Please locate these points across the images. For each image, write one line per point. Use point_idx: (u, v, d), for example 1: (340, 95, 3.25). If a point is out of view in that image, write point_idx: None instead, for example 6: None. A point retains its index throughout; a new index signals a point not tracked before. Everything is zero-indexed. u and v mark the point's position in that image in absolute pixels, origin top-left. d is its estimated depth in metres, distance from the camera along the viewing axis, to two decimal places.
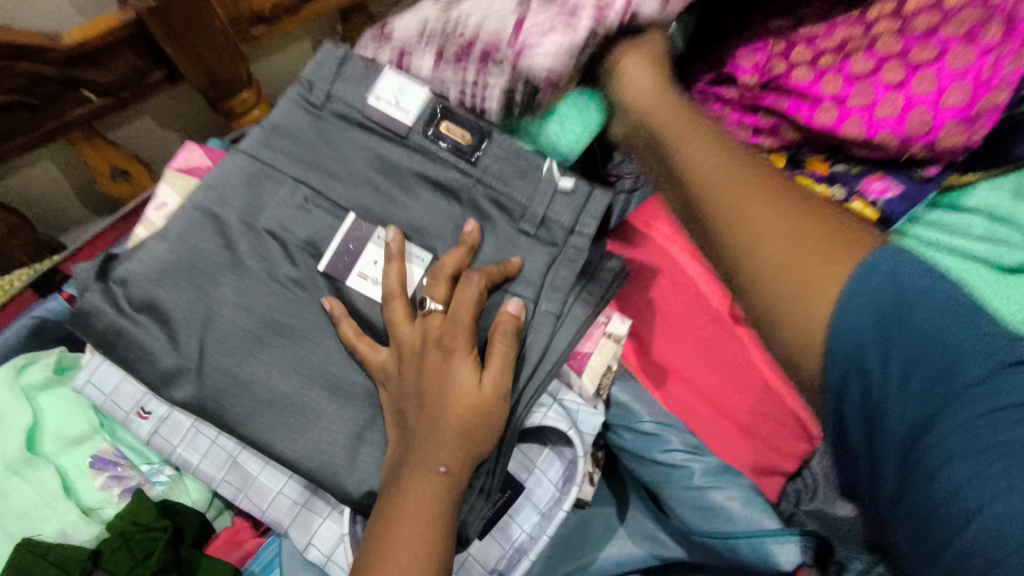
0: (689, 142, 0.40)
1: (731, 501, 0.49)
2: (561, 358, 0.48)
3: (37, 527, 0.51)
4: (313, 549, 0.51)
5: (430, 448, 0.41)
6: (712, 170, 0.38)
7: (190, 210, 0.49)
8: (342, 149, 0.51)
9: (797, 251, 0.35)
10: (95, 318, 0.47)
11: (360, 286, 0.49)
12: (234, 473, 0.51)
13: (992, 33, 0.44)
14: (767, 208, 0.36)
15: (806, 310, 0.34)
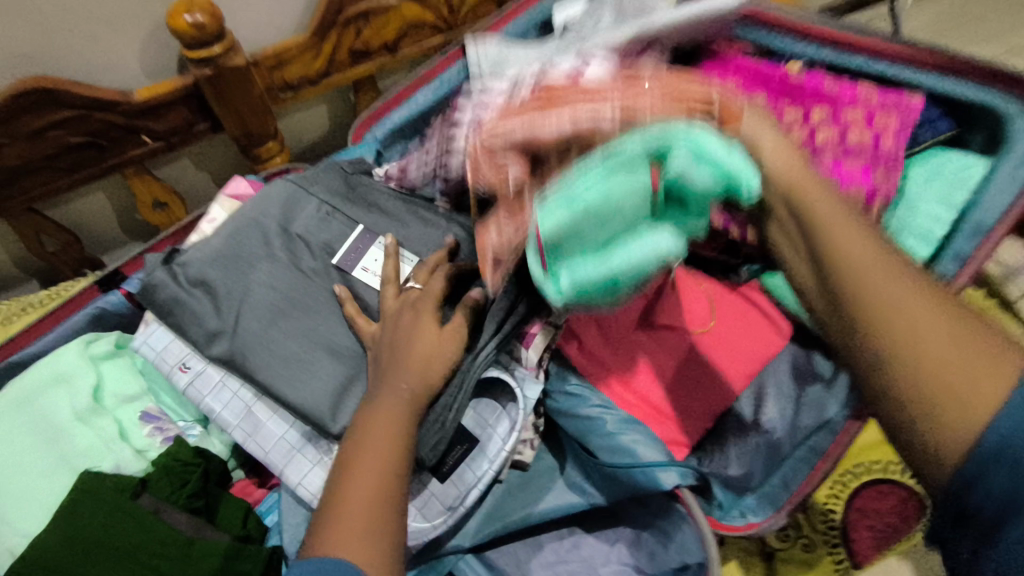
0: (840, 232, 0.41)
1: (634, 441, 0.62)
2: (507, 332, 0.65)
3: (97, 461, 0.65)
4: (302, 488, 0.64)
5: (399, 374, 0.55)
6: (869, 264, 0.40)
7: (238, 219, 0.67)
8: (364, 189, 0.73)
9: (964, 352, 0.36)
10: (158, 290, 0.64)
11: (363, 277, 0.66)
12: (248, 419, 0.65)
13: (877, 169, 0.67)
14: (923, 308, 0.38)
15: (969, 409, 0.35)
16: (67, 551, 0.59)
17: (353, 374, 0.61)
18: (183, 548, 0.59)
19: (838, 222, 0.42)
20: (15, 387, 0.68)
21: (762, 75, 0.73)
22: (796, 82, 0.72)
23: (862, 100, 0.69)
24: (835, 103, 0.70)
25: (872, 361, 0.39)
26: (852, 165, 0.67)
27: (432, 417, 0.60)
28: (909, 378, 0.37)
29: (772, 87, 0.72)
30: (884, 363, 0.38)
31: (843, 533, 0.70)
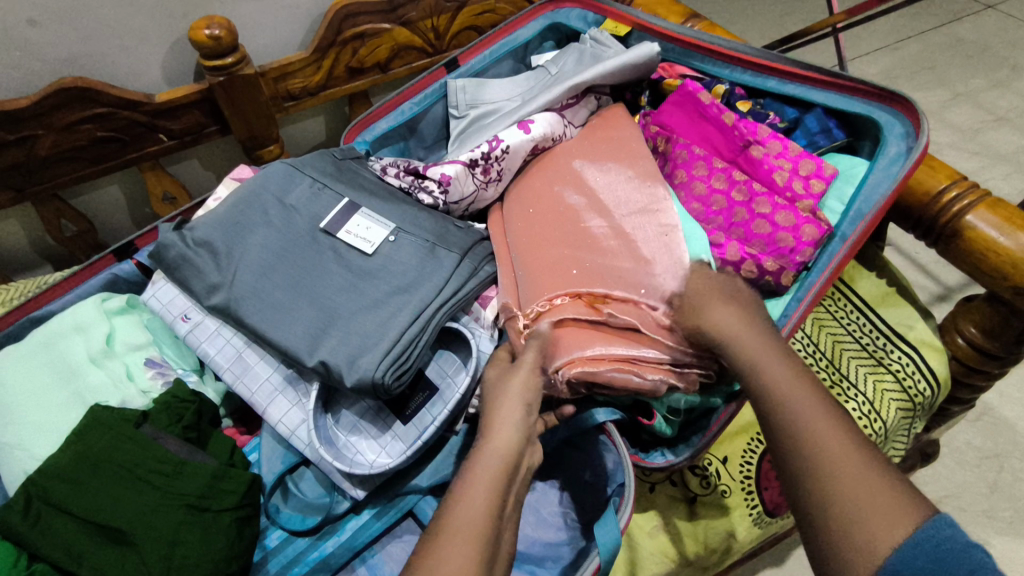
0: (778, 382, 0.55)
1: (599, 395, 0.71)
2: (461, 288, 0.77)
3: (105, 398, 0.75)
4: (282, 424, 0.74)
5: (503, 434, 0.57)
6: (799, 412, 0.52)
7: (242, 193, 0.82)
8: (352, 174, 0.87)
9: (873, 491, 0.46)
10: (167, 249, 0.78)
11: (345, 238, 0.79)
12: (239, 362, 0.77)
13: (799, 259, 0.75)
14: (840, 452, 0.49)
15: (869, 542, 0.44)
16: (77, 466, 0.67)
17: (329, 317, 0.73)
18: (176, 468, 0.68)
19: (780, 373, 0.55)
20: (43, 331, 0.80)
21: (725, 137, 0.85)
22: (755, 158, 0.82)
23: (798, 202, 0.78)
24: (778, 191, 0.79)
25: (805, 497, 0.49)
26: (784, 238, 0.76)
27: (392, 351, 0.69)
28: (830, 510, 0.47)
29: (732, 150, 0.85)
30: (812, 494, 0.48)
31: (757, 480, 0.78)
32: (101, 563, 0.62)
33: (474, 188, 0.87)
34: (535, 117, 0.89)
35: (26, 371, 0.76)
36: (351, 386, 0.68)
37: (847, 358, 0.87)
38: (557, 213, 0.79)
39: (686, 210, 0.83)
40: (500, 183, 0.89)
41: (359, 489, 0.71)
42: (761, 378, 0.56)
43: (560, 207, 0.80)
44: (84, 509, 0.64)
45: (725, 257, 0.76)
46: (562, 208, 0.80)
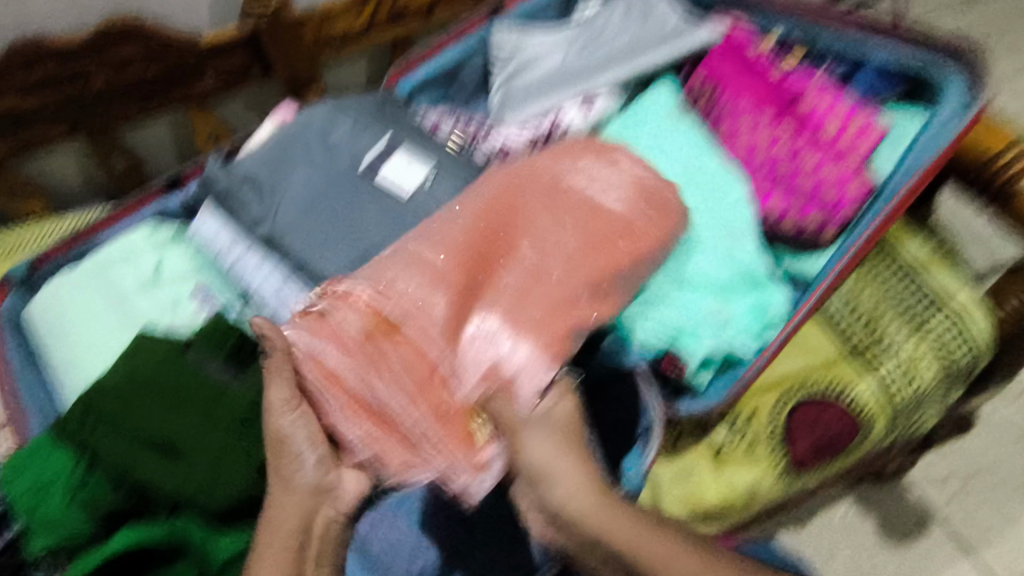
0: (610, 524, 0.55)
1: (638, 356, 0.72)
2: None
3: (156, 322, 0.78)
4: None
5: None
6: (640, 548, 0.54)
7: (285, 131, 0.84)
8: (393, 114, 0.88)
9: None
10: (214, 182, 0.81)
11: (384, 180, 0.80)
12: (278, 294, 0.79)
13: (843, 213, 0.75)
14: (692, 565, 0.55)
15: None
16: (129, 383, 0.70)
17: (367, 254, 0.75)
18: (219, 392, 0.70)
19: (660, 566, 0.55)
20: (96, 257, 0.83)
21: (776, 88, 0.83)
22: (806, 110, 0.80)
23: (850, 155, 0.76)
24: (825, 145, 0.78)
25: None
26: (826, 194, 0.76)
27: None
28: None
29: (781, 100, 0.82)
30: None
31: (784, 435, 0.80)
32: (151, 474, 0.66)
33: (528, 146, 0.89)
34: (598, 98, 0.94)
35: (79, 294, 0.80)
36: None
37: (886, 320, 0.84)
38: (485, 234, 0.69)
39: (730, 158, 0.82)
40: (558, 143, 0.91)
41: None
42: (591, 525, 0.54)
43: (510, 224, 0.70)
44: (134, 423, 0.68)
45: (766, 208, 0.78)
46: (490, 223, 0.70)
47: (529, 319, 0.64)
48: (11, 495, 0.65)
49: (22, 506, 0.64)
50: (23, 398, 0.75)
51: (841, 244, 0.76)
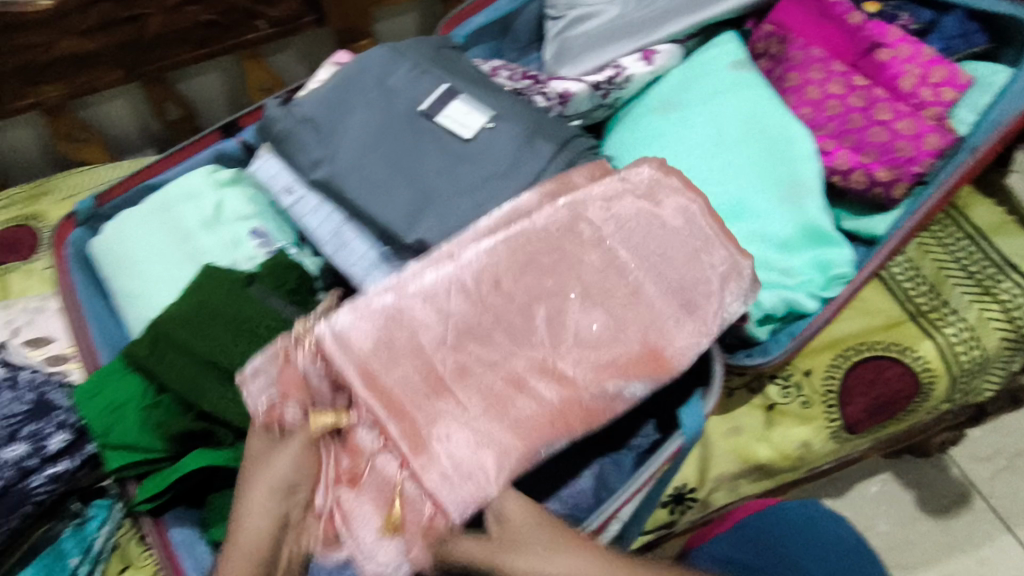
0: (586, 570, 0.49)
1: None
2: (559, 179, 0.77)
3: (217, 258, 0.80)
4: None
5: None
6: None
7: (344, 73, 0.83)
8: (453, 60, 0.87)
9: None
10: (274, 124, 0.82)
11: (444, 122, 0.79)
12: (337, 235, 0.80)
13: (919, 168, 0.73)
14: None
15: None
16: (195, 313, 0.72)
17: (427, 197, 0.75)
18: (280, 323, 0.73)
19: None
20: (159, 195, 0.84)
21: (850, 38, 0.81)
22: (881, 61, 0.78)
23: (925, 109, 0.75)
24: (902, 97, 0.76)
25: None
26: (900, 149, 0.73)
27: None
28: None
29: (853, 54, 0.80)
30: None
31: (840, 395, 0.79)
32: (216, 401, 0.68)
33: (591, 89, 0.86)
34: (660, 47, 0.91)
35: (146, 231, 0.82)
36: None
37: (951, 284, 0.82)
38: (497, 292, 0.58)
39: (795, 115, 0.81)
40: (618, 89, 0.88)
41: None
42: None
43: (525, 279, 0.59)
44: (199, 351, 0.70)
45: (832, 164, 0.77)
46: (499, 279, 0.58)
47: (512, 408, 0.54)
48: (86, 417, 0.68)
49: (99, 426, 0.67)
50: (93, 332, 0.79)
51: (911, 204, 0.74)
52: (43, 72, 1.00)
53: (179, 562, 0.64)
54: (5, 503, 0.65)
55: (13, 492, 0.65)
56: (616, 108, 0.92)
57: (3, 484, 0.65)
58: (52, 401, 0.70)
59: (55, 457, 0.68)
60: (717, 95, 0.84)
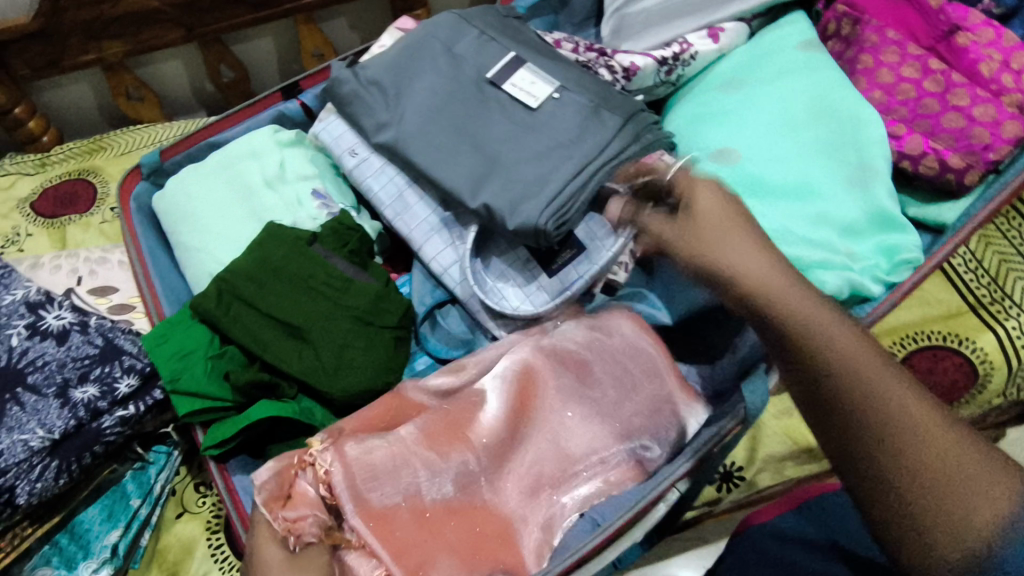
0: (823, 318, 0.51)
1: None
2: (622, 153, 0.75)
3: (280, 217, 0.80)
4: (436, 262, 0.79)
5: None
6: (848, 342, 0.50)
7: (412, 38, 0.83)
8: (516, 29, 0.86)
9: (951, 450, 0.45)
10: (341, 84, 0.82)
11: (511, 90, 0.79)
12: (400, 200, 0.81)
13: (996, 155, 0.72)
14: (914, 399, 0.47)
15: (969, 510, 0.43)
16: (260, 268, 0.73)
17: (492, 163, 0.75)
18: (344, 284, 0.73)
19: (845, 354, 0.49)
20: (223, 152, 0.85)
21: (927, 21, 0.80)
22: (960, 46, 0.77)
23: (1003, 96, 0.74)
24: (980, 83, 0.75)
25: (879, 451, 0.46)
26: (978, 137, 0.73)
27: (556, 200, 0.72)
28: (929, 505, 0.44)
29: (929, 38, 0.79)
30: (893, 439, 0.46)
31: None
32: (281, 354, 0.69)
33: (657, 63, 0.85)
34: (726, 25, 0.90)
35: (210, 187, 0.83)
36: (512, 230, 0.72)
37: (1013, 277, 0.82)
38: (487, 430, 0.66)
39: (865, 98, 0.80)
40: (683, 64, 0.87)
41: (503, 331, 0.77)
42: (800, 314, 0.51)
43: (515, 413, 0.67)
44: (265, 306, 0.71)
45: (903, 149, 0.76)
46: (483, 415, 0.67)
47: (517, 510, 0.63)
48: (156, 364, 0.69)
49: (168, 373, 0.68)
50: (157, 284, 0.80)
51: (980, 197, 0.75)
52: (107, 28, 1.01)
53: (241, 505, 0.66)
54: (77, 442, 0.66)
55: (84, 432, 0.67)
56: (678, 86, 0.92)
57: (75, 423, 0.66)
58: (121, 347, 0.71)
59: (125, 401, 0.69)
60: (785, 74, 0.83)
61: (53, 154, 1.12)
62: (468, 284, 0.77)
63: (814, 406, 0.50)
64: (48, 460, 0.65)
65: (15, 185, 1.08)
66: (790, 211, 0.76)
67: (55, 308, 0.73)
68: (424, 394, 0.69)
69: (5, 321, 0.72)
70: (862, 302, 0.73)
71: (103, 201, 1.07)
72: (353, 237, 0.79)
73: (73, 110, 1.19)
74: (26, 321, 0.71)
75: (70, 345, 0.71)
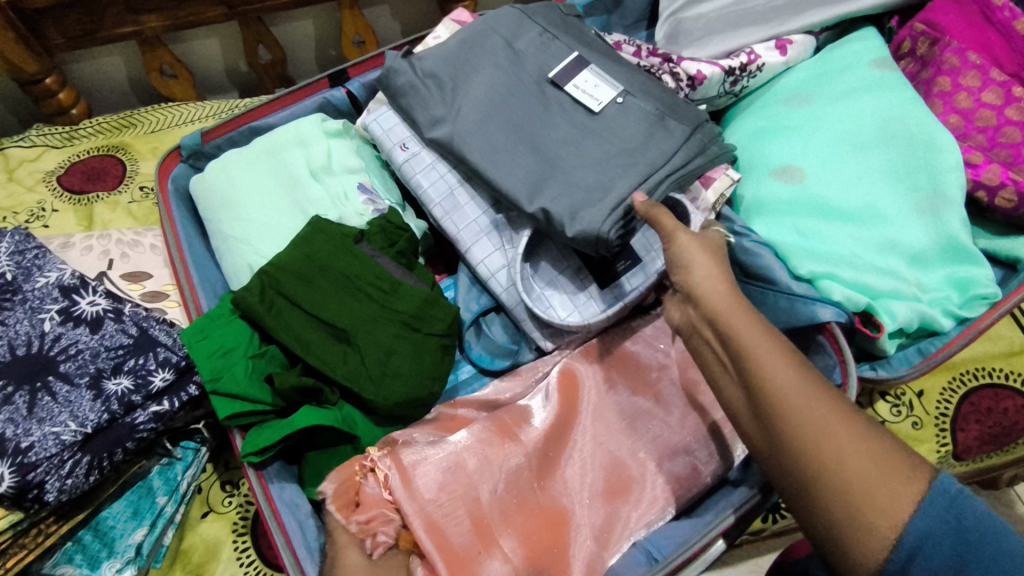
0: (736, 322, 0.49)
1: (829, 314, 0.65)
2: (688, 165, 0.72)
3: (325, 212, 0.77)
4: (483, 266, 0.76)
5: None
6: (760, 345, 0.46)
7: (471, 31, 0.80)
8: (578, 27, 0.83)
9: (876, 466, 0.39)
10: (396, 74, 0.79)
11: (573, 91, 0.76)
12: (450, 198, 0.78)
13: None
14: (821, 405, 0.42)
15: (857, 517, 0.39)
16: (307, 267, 0.70)
17: (550, 167, 0.72)
18: (392, 286, 0.70)
19: (774, 363, 0.45)
20: (267, 139, 0.82)
21: (1011, 47, 0.77)
22: None
23: None
24: None
25: (787, 459, 0.43)
26: None
27: (620, 206, 0.68)
28: (843, 511, 0.39)
29: (1012, 64, 0.76)
30: (792, 445, 0.42)
31: (953, 421, 0.76)
32: (326, 356, 0.66)
33: (723, 73, 0.82)
34: (795, 37, 0.86)
35: (253, 173, 0.80)
36: (571, 237, 0.68)
37: None
38: (541, 436, 0.64)
39: (941, 122, 0.77)
40: (750, 75, 0.84)
41: (550, 342, 0.73)
42: (724, 317, 0.50)
43: (570, 421, 0.66)
44: (310, 306, 0.68)
45: (979, 178, 0.73)
46: (533, 418, 0.66)
47: (587, 514, 0.61)
48: (194, 360, 0.65)
49: (208, 371, 0.64)
50: (194, 273, 0.76)
51: None
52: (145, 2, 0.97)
53: (287, 529, 0.61)
54: (108, 437, 0.63)
55: (117, 426, 0.64)
56: (741, 97, 0.89)
57: (109, 417, 0.63)
58: (155, 338, 0.68)
59: (158, 396, 0.66)
60: (857, 92, 0.80)
61: (81, 127, 1.08)
62: (515, 291, 0.73)
63: (750, 414, 0.46)
64: (79, 455, 0.61)
65: (41, 157, 1.04)
66: (858, 235, 0.73)
67: (89, 293, 0.70)
68: (472, 409, 0.69)
69: (37, 304, 0.69)
70: (933, 335, 0.71)
71: (132, 179, 1.03)
72: (400, 236, 0.76)
73: (104, 82, 1.15)
74: (59, 306, 0.68)
75: (104, 333, 0.68)
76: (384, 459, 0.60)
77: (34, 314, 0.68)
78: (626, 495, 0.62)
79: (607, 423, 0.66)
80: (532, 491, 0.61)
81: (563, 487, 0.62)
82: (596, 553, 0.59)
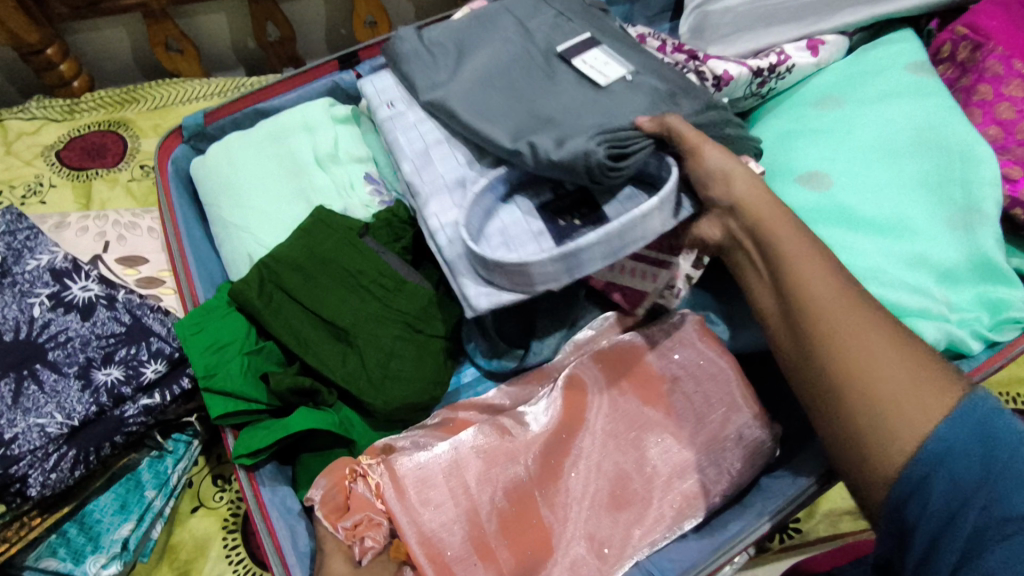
0: (799, 266, 0.53)
1: None
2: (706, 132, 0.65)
3: (329, 203, 0.74)
4: (437, 220, 0.66)
5: None
6: (816, 279, 0.52)
7: (485, 14, 0.77)
8: (599, 14, 0.79)
9: (912, 382, 0.43)
10: (401, 43, 0.75)
11: (578, 66, 0.68)
12: (427, 155, 0.70)
13: None
14: (871, 331, 0.47)
15: (889, 423, 0.43)
16: (307, 259, 0.67)
17: (547, 121, 0.64)
18: (396, 284, 0.67)
19: (828, 295, 0.50)
20: (272, 123, 0.79)
21: None
22: None
23: None
24: None
25: (826, 375, 0.48)
26: None
27: (610, 131, 0.59)
28: (872, 417, 0.44)
29: None
30: (834, 362, 0.47)
31: None
32: (325, 356, 0.64)
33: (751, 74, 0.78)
34: (827, 38, 0.82)
35: (256, 160, 0.77)
36: (553, 161, 0.59)
37: None
38: (542, 443, 0.61)
39: (980, 133, 0.73)
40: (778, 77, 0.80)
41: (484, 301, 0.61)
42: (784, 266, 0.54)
43: (572, 430, 0.62)
44: (309, 298, 0.65)
45: (1016, 194, 0.69)
46: (532, 424, 0.62)
47: (590, 528, 0.58)
48: (188, 354, 0.63)
49: (202, 366, 0.62)
50: (191, 261, 0.73)
51: None
52: None
53: (276, 533, 0.59)
54: (97, 429, 0.61)
55: (105, 419, 0.61)
56: (766, 99, 0.85)
57: (97, 409, 0.61)
58: (148, 327, 0.65)
59: (149, 388, 0.63)
60: (889, 98, 0.76)
61: (82, 101, 1.05)
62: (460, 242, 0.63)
63: (797, 343, 0.52)
64: (64, 448, 0.59)
65: (40, 130, 1.01)
66: (885, 248, 0.69)
67: (81, 278, 0.67)
68: (474, 412, 0.66)
69: (26, 288, 0.66)
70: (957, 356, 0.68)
71: (132, 157, 1.00)
72: (405, 229, 0.73)
73: (108, 55, 1.12)
74: (49, 290, 0.66)
75: (95, 320, 0.65)
76: (379, 463, 0.58)
77: (23, 298, 0.65)
78: (631, 512, 0.59)
79: (616, 434, 0.63)
80: (532, 502, 0.58)
81: (566, 498, 0.59)
82: (599, 570, 0.56)
